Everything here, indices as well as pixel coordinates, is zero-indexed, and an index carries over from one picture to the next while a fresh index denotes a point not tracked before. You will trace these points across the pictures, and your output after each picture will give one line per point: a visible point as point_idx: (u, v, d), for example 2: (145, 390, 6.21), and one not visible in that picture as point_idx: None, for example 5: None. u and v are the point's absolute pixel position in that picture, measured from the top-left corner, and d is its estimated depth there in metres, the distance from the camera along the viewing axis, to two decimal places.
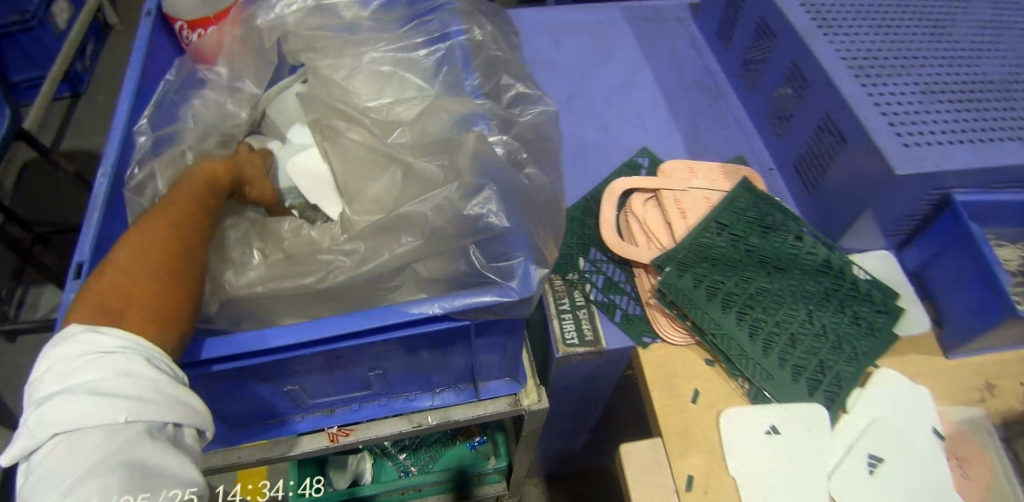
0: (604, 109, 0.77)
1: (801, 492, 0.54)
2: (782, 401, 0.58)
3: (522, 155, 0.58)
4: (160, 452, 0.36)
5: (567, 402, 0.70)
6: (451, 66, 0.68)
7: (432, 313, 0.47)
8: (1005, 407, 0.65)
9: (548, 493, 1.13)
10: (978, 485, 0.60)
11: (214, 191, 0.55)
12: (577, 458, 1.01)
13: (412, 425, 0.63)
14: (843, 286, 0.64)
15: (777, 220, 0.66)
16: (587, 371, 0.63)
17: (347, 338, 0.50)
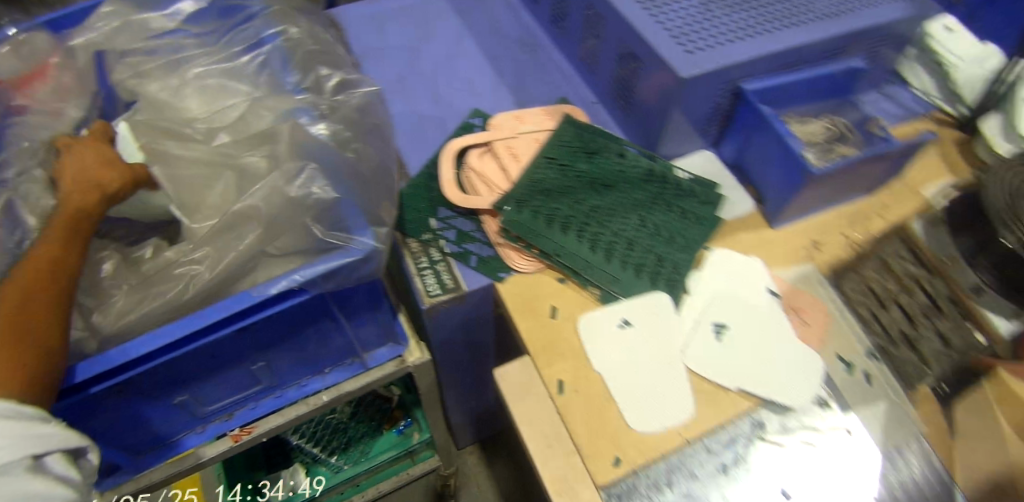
0: (435, 82, 0.81)
1: (657, 370, 0.62)
2: (628, 297, 0.65)
3: (348, 135, 0.61)
4: (38, 480, 0.42)
5: (455, 353, 0.75)
6: (270, 70, 0.70)
7: (290, 283, 0.49)
8: (830, 258, 0.74)
9: (484, 458, 1.22)
10: (817, 326, 0.68)
11: (78, 221, 0.55)
12: (497, 414, 1.07)
13: (309, 409, 0.66)
14: (667, 187, 0.72)
15: (597, 143, 0.73)
16: (459, 320, 0.67)
17: (218, 329, 0.51)
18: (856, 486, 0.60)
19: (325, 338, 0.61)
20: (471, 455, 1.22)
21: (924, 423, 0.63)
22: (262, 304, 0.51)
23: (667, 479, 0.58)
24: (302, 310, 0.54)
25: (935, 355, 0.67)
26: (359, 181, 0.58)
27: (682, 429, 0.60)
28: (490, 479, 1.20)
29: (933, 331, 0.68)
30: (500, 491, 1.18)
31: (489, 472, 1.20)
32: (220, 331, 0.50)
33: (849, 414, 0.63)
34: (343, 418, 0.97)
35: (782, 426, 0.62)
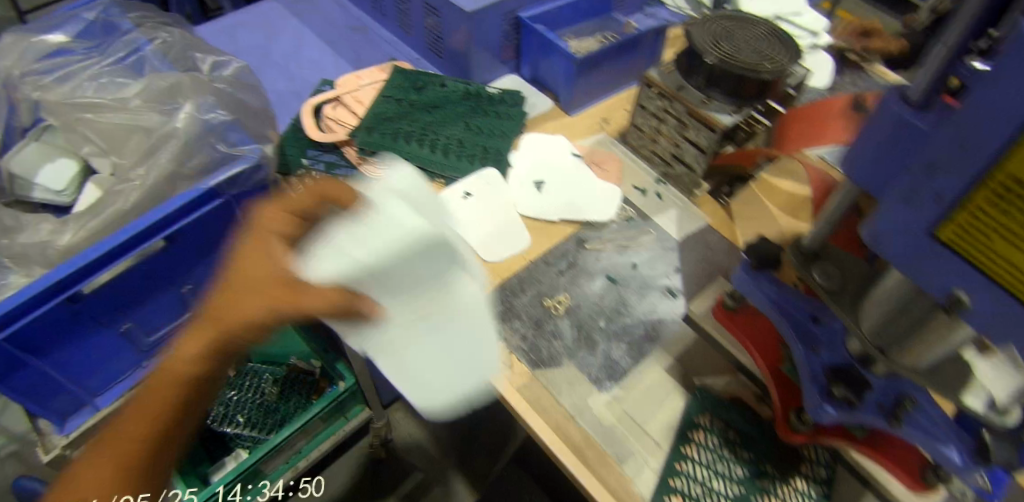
0: (289, 67, 1.01)
1: (496, 220, 0.81)
2: (466, 177, 0.85)
3: (220, 85, 0.83)
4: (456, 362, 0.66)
5: None
6: (149, 64, 0.84)
7: (206, 185, 0.71)
8: (616, 126, 0.97)
9: (409, 408, 1.36)
10: (614, 171, 0.88)
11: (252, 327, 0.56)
12: None
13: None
14: (481, 99, 0.94)
15: (423, 82, 0.96)
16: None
17: (147, 240, 0.69)
18: (661, 263, 0.79)
19: None
20: (397, 412, 1.36)
21: (707, 217, 0.85)
22: (178, 217, 0.71)
23: (522, 287, 0.76)
24: (208, 225, 0.75)
25: (694, 159, 0.85)
26: (227, 108, 0.80)
27: (524, 254, 0.79)
28: (418, 425, 1.34)
29: (688, 142, 0.84)
30: (428, 432, 1.33)
31: (416, 419, 1.35)
32: (147, 241, 0.68)
33: (649, 220, 0.83)
34: (271, 398, 1.11)
35: (600, 238, 0.81)
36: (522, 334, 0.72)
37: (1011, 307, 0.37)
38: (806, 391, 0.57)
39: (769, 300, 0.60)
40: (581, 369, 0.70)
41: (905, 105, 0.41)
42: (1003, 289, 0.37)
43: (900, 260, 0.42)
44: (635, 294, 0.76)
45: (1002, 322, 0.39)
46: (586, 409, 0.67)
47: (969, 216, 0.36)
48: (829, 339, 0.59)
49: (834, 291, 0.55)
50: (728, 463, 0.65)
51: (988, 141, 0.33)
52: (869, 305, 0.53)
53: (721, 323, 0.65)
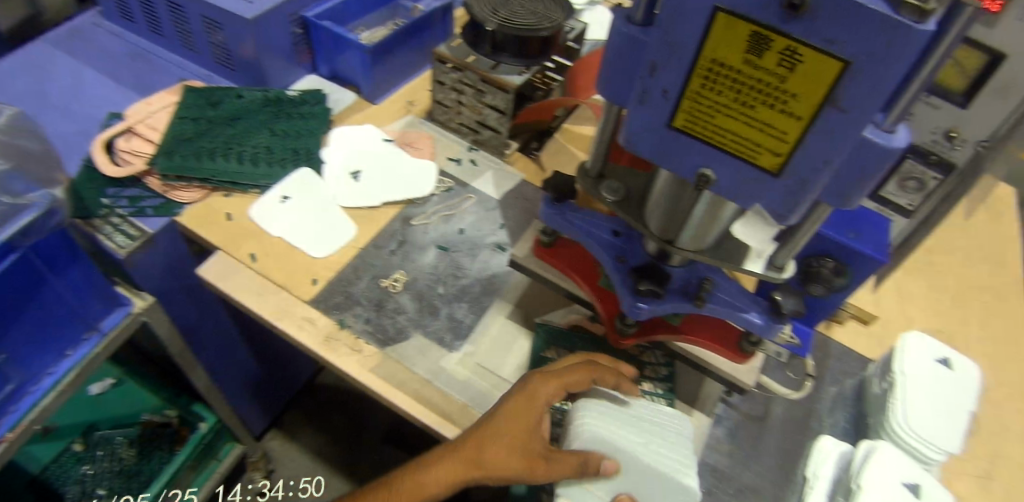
0: (62, 107, 0.91)
1: (318, 215, 0.80)
2: (281, 181, 0.83)
3: None
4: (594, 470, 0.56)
5: (179, 305, 0.89)
6: None
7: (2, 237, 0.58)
8: (422, 107, 0.98)
9: (285, 434, 1.32)
10: (426, 148, 0.90)
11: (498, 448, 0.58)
12: (276, 372, 1.20)
13: (67, 388, 0.73)
14: (282, 103, 0.92)
15: (216, 97, 0.92)
16: (161, 261, 0.82)
17: None
18: (487, 223, 0.82)
19: (53, 314, 0.69)
20: (275, 439, 1.32)
21: (520, 173, 0.89)
22: None
23: (358, 274, 0.75)
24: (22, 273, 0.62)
25: (497, 121, 0.88)
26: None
27: (355, 243, 0.78)
28: (299, 446, 1.32)
29: (487, 108, 0.88)
30: (310, 450, 1.32)
31: (295, 441, 1.32)
32: None
33: (469, 185, 0.86)
34: (130, 460, 1.05)
35: (424, 211, 0.82)
36: (366, 317, 0.71)
37: (747, 174, 0.37)
38: (620, 295, 0.57)
39: (574, 226, 0.60)
40: (429, 335, 0.70)
41: (632, 25, 0.38)
42: (737, 159, 0.37)
43: (649, 156, 0.40)
44: (466, 256, 0.78)
45: (743, 192, 0.39)
46: (442, 371, 0.68)
47: (692, 101, 0.36)
48: (629, 247, 0.59)
49: (621, 201, 0.54)
50: None
51: (686, 31, 0.33)
52: (654, 207, 0.53)
53: (543, 259, 0.66)
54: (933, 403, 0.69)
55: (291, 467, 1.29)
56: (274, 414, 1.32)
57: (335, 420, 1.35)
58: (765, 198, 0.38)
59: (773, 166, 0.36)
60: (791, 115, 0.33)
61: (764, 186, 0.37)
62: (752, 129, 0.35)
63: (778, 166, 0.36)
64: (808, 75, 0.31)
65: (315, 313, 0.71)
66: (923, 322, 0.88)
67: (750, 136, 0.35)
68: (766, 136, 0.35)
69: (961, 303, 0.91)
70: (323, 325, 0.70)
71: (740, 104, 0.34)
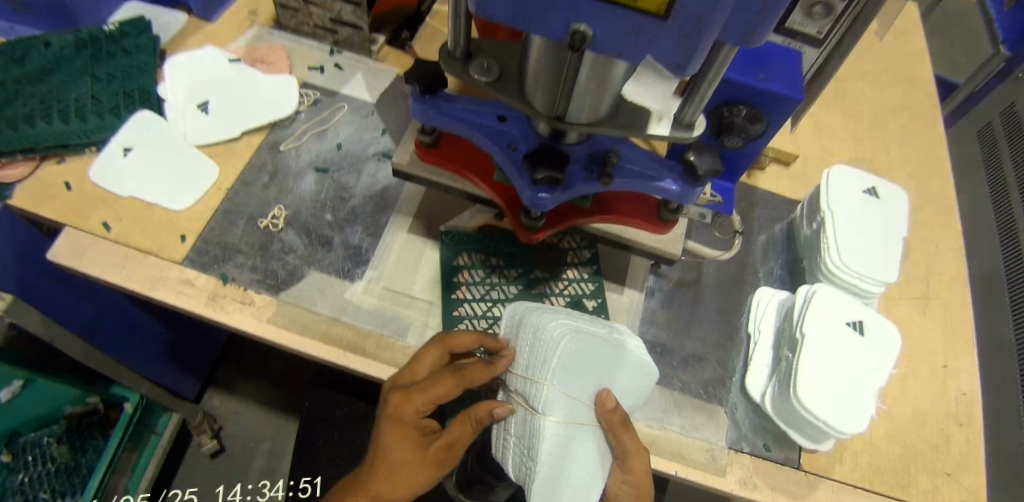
0: None
1: (172, 163, 0.69)
2: (118, 132, 0.71)
3: None
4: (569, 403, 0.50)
5: (50, 296, 0.78)
6: None
7: None
8: (268, 15, 0.83)
9: (225, 390, 1.26)
10: (281, 61, 0.78)
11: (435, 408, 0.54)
12: (190, 341, 1.11)
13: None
14: (99, 40, 0.77)
15: (14, 50, 0.76)
16: (8, 250, 0.72)
17: None
18: (367, 131, 0.73)
19: None
20: (214, 398, 1.25)
21: (393, 68, 0.79)
22: None
23: (232, 220, 0.66)
24: None
25: (354, 17, 0.75)
26: None
27: (220, 185, 0.68)
28: (242, 400, 1.25)
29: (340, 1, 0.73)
30: (254, 400, 1.26)
31: (237, 396, 1.26)
32: None
33: (338, 95, 0.76)
34: (64, 459, 0.96)
35: (293, 134, 0.72)
36: (250, 265, 0.63)
37: (630, 23, 0.33)
38: (518, 186, 0.50)
39: (452, 119, 0.51)
40: (325, 269, 0.63)
41: None
42: (615, 8, 0.32)
43: (509, 21, 0.35)
44: (350, 175, 0.70)
45: (629, 44, 0.34)
46: (348, 305, 0.61)
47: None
48: (519, 132, 0.51)
49: (495, 80, 0.45)
50: (501, 287, 0.64)
51: None
52: (532, 79, 0.44)
53: (429, 162, 0.58)
54: (861, 232, 0.70)
55: (236, 423, 1.24)
56: (207, 374, 1.25)
57: (276, 368, 1.28)
58: (658, 47, 0.34)
59: (658, 9, 0.32)
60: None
61: (654, 35, 0.33)
62: None
63: (665, 9, 0.31)
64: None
65: (192, 273, 0.62)
66: (840, 153, 0.86)
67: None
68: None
69: (877, 128, 0.89)
70: (204, 284, 0.62)
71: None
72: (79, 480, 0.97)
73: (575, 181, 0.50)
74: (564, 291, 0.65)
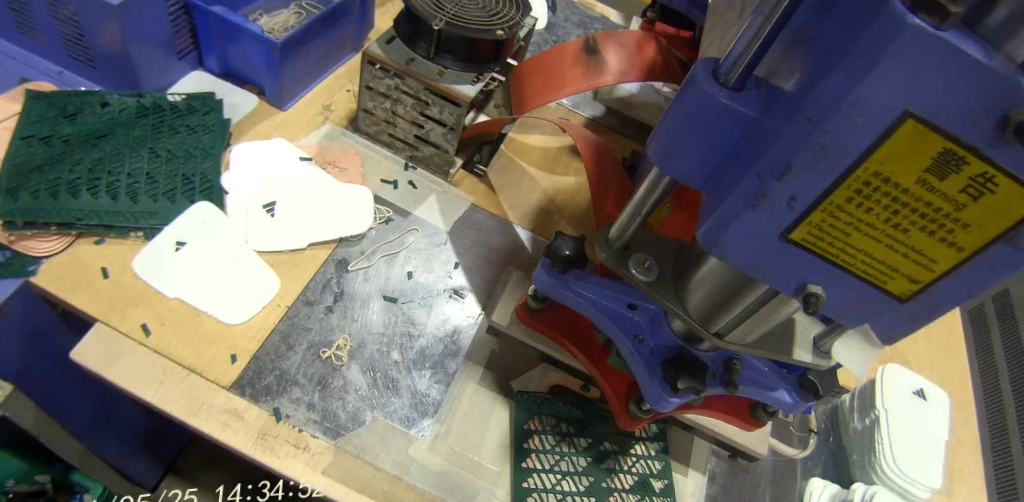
0: None
1: (227, 267, 0.63)
2: (172, 221, 0.65)
3: None
4: None
5: (43, 379, 0.68)
6: None
7: None
8: (343, 113, 0.81)
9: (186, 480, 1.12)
10: (354, 167, 0.75)
11: None
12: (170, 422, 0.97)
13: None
14: (165, 113, 0.73)
15: (70, 106, 0.70)
16: (17, 333, 0.62)
17: None
18: (438, 262, 0.70)
19: None
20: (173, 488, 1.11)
21: (468, 194, 0.76)
22: None
23: (289, 344, 0.60)
24: None
25: (442, 138, 0.72)
26: None
27: (279, 300, 0.63)
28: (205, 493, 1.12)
29: (431, 120, 0.72)
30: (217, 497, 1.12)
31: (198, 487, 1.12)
32: None
33: (409, 215, 0.73)
34: None
35: (361, 252, 0.68)
36: (307, 402, 0.57)
37: (866, 296, 0.31)
38: (643, 383, 0.47)
39: (583, 300, 0.50)
40: (390, 417, 0.58)
41: (717, 86, 0.31)
42: (860, 280, 0.30)
43: (749, 267, 0.32)
44: (419, 309, 0.66)
45: (855, 311, 0.32)
46: (410, 462, 0.56)
47: (827, 214, 0.28)
48: (649, 323, 0.49)
49: (654, 280, 0.44)
50: (570, 458, 0.60)
51: (851, 136, 0.24)
52: (696, 283, 0.42)
53: (530, 325, 0.56)
54: (914, 436, 0.70)
55: None
56: (173, 458, 1.11)
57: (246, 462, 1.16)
58: (877, 319, 0.32)
59: (902, 292, 0.30)
60: (949, 245, 0.27)
61: (882, 310, 0.31)
62: (895, 251, 0.28)
63: (910, 293, 0.30)
64: (996, 206, 0.24)
65: (241, 403, 0.56)
66: None
67: (887, 258, 0.29)
68: (907, 260, 0.28)
69: None
70: (254, 419, 0.55)
71: (889, 223, 0.27)
72: None
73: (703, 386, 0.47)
74: (633, 468, 0.61)
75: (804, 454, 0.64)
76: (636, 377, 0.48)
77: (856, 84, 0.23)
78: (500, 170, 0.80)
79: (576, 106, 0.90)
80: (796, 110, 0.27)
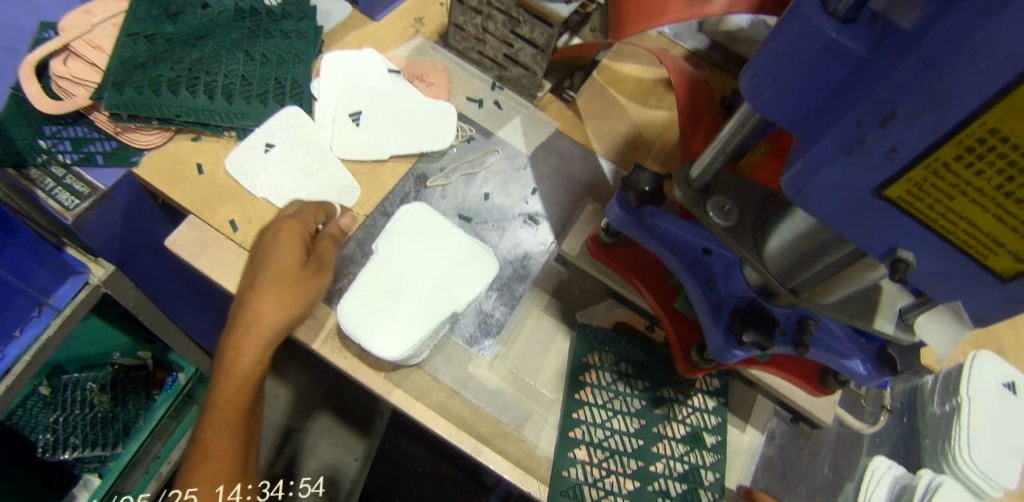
0: None
1: (312, 172, 0.65)
2: (261, 124, 0.67)
3: None
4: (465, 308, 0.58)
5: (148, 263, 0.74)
6: None
7: None
8: (434, 28, 0.79)
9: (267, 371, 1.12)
10: (441, 84, 0.74)
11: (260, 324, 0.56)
12: None
13: (18, 379, 0.60)
14: (260, 18, 0.74)
15: (172, 5, 0.72)
16: (120, 218, 0.67)
17: None
18: (515, 187, 0.69)
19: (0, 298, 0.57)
20: None
21: (555, 121, 0.74)
22: None
23: (364, 251, 0.63)
24: None
25: (532, 59, 0.70)
26: None
27: (358, 209, 0.65)
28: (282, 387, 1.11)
29: (521, 40, 0.69)
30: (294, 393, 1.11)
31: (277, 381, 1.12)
32: None
33: (491, 137, 0.72)
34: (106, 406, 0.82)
35: (441, 169, 0.68)
36: None
37: (964, 269, 0.29)
38: (707, 332, 0.47)
39: (657, 237, 0.49)
40: (455, 334, 0.59)
41: (825, 17, 0.27)
42: (958, 252, 0.29)
43: (831, 220, 0.32)
44: (492, 232, 0.66)
45: (949, 285, 0.31)
46: (469, 378, 0.58)
47: (930, 172, 0.26)
48: (724, 270, 0.48)
49: (733, 226, 0.41)
50: (625, 398, 0.60)
51: (975, 85, 0.23)
52: (780, 237, 0.40)
53: (598, 259, 0.55)
54: (997, 429, 0.65)
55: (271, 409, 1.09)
56: None
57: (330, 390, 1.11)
58: (973, 297, 0.30)
59: (1004, 270, 0.28)
60: None
61: (980, 285, 0.29)
62: (1004, 225, 0.26)
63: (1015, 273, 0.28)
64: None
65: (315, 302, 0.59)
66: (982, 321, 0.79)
67: (993, 231, 0.27)
68: (1015, 236, 0.26)
69: None
70: (326, 318, 0.58)
71: (1000, 191, 0.25)
72: (124, 439, 0.85)
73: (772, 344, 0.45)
74: (688, 419, 0.60)
75: (872, 430, 0.61)
76: (701, 325, 0.48)
77: (980, 27, 0.22)
78: (591, 97, 0.76)
79: (677, 36, 0.85)
80: (907, 52, 0.25)
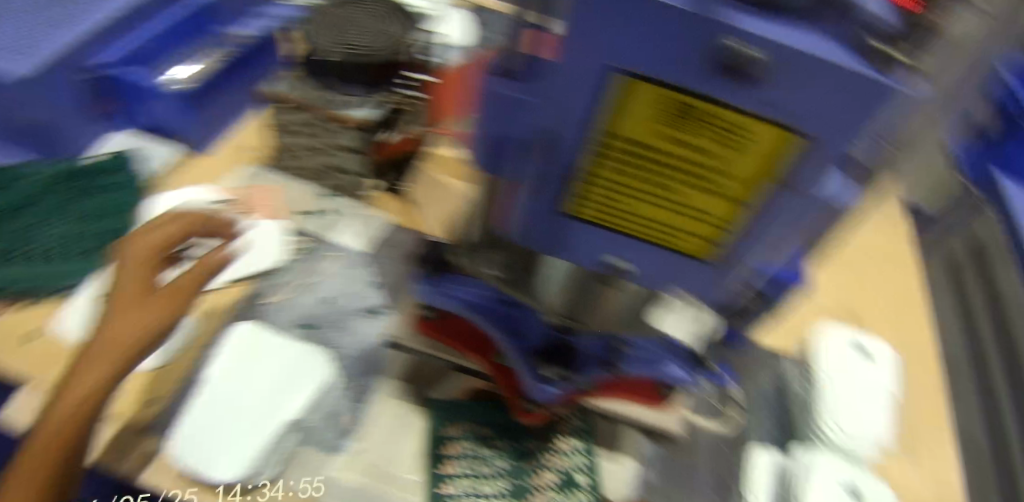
0: None
1: None
2: (94, 279, 0.68)
3: None
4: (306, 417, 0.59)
5: None
6: None
7: None
8: (262, 154, 0.83)
9: None
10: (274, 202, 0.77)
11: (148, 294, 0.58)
12: None
13: None
14: (82, 177, 0.74)
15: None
16: None
17: None
18: (354, 283, 0.72)
19: None
20: None
21: (387, 215, 0.79)
22: None
23: None
24: None
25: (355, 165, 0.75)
26: None
27: (200, 340, 0.65)
28: None
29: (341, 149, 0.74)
30: None
31: None
32: None
33: (329, 242, 0.75)
34: None
35: (277, 287, 0.70)
36: None
37: (669, 258, 0.38)
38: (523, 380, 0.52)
39: (461, 307, 0.50)
40: (310, 442, 0.59)
41: (496, 77, 0.34)
42: (660, 244, 0.37)
43: (562, 239, 0.39)
44: (335, 332, 0.68)
45: (671, 272, 0.39)
46: (327, 481, 0.58)
47: (612, 184, 0.34)
48: (525, 321, 0.51)
49: (512, 278, 0.49)
50: (490, 460, 0.61)
51: (613, 109, 0.30)
52: (553, 277, 0.47)
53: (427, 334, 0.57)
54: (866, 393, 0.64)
55: None
56: None
57: None
58: (693, 276, 0.39)
59: (696, 245, 0.37)
60: (723, 197, 0.33)
61: (684, 263, 0.38)
62: (678, 211, 0.34)
63: (702, 245, 0.36)
64: (746, 156, 0.30)
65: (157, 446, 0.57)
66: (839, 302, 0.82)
67: (674, 219, 0.35)
68: (688, 216, 0.34)
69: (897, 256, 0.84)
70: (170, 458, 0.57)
71: (667, 188, 0.33)
72: None
73: (577, 369, 0.51)
74: (556, 466, 0.61)
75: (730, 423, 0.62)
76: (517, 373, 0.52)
77: (592, 70, 0.28)
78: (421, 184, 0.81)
79: None
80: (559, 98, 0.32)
